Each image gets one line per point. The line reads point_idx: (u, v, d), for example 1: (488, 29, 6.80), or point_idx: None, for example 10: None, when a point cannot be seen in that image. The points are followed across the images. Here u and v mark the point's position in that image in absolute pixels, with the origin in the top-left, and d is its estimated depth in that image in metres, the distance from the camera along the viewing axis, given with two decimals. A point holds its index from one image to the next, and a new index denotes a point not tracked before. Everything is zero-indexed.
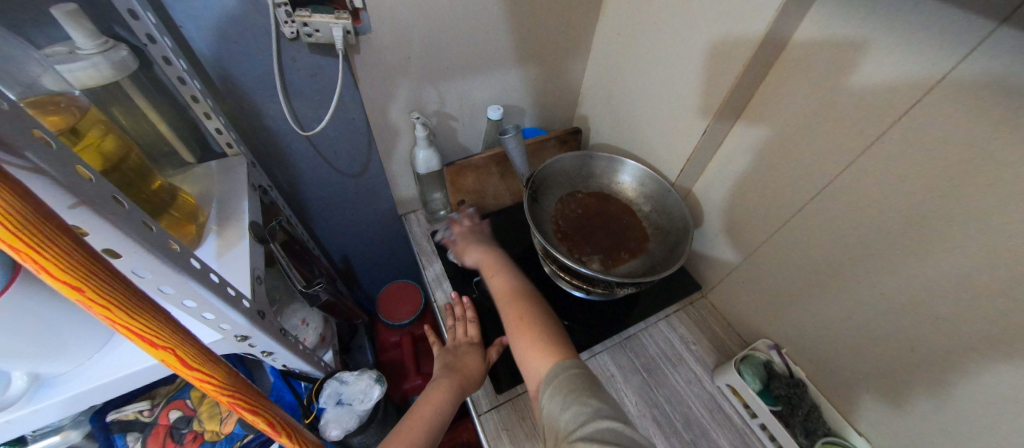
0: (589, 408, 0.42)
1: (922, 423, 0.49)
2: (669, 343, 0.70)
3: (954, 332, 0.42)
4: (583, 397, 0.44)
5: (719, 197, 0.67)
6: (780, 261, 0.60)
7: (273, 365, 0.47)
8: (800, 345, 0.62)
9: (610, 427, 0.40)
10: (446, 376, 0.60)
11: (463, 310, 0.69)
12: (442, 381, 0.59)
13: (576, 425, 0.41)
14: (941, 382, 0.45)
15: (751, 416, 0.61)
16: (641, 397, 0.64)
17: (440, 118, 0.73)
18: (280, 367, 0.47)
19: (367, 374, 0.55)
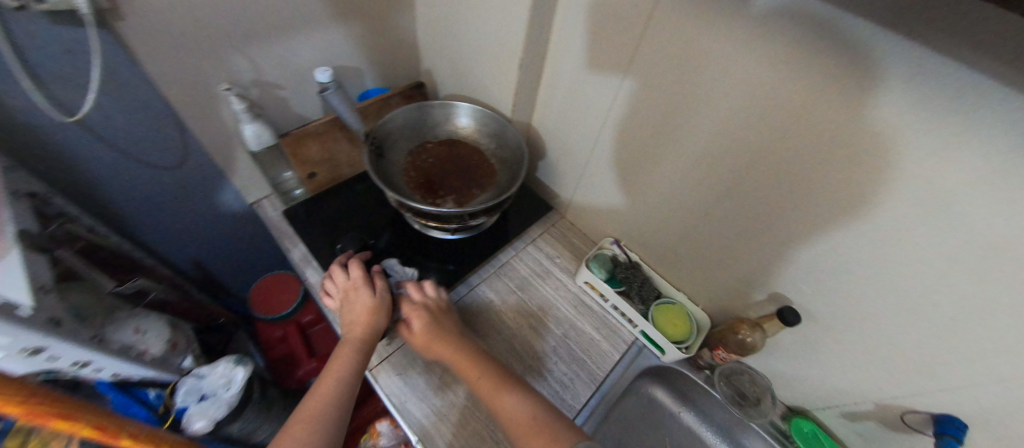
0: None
1: (707, 262, 0.66)
2: (537, 261, 0.80)
3: (712, 188, 0.57)
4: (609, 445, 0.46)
5: (552, 124, 0.76)
6: (605, 167, 0.72)
7: (101, 377, 0.46)
8: (631, 234, 0.76)
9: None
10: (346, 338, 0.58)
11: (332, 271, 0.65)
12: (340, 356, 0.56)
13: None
14: (716, 227, 0.61)
15: (604, 301, 0.74)
16: (517, 312, 0.73)
17: (262, 89, 0.68)
18: (110, 377, 0.46)
19: (222, 363, 0.55)
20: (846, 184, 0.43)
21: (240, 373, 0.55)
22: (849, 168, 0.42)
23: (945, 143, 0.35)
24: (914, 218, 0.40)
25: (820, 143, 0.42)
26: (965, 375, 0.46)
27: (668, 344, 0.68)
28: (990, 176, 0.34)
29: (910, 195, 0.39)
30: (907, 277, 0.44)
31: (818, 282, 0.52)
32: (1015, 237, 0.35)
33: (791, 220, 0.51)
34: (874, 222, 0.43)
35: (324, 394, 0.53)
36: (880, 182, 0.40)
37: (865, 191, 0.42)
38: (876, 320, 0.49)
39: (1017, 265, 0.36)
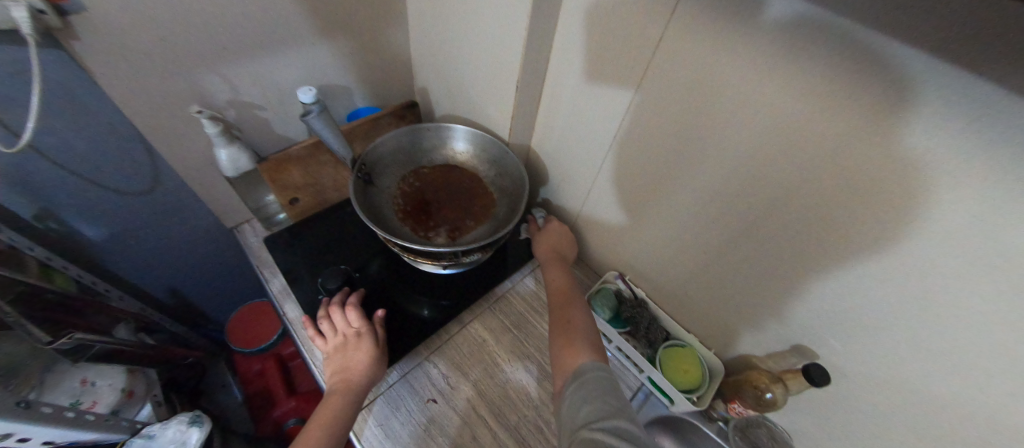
0: (607, 405, 0.47)
1: (722, 306, 0.60)
2: (535, 295, 0.73)
3: (728, 229, 0.52)
4: (605, 396, 0.48)
5: (553, 149, 0.71)
6: (611, 198, 0.67)
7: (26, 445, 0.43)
8: (637, 268, 0.70)
9: (618, 426, 0.44)
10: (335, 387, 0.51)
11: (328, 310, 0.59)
12: (330, 404, 0.49)
13: (593, 415, 0.46)
14: (734, 272, 0.55)
15: (608, 342, 0.67)
16: (513, 353, 0.66)
17: (241, 110, 0.63)
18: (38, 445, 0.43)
19: (173, 425, 0.58)
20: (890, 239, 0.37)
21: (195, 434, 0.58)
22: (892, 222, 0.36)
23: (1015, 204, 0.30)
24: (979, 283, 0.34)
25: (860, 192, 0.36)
26: None
27: (677, 394, 0.61)
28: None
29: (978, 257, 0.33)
30: (957, 348, 0.38)
31: (849, 340, 0.46)
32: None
33: (821, 271, 0.44)
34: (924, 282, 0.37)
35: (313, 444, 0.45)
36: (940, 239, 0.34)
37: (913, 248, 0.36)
38: (918, 389, 0.43)
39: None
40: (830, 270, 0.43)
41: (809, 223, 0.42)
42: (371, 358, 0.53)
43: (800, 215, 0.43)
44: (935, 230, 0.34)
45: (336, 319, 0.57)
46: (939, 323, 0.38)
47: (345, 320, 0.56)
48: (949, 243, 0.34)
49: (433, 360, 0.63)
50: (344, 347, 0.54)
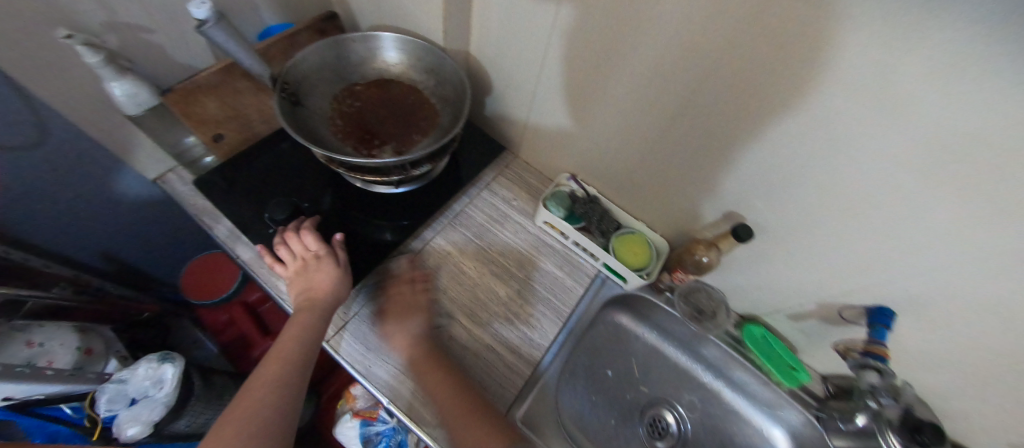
0: None
1: (663, 188, 0.65)
2: (493, 206, 0.76)
3: (667, 111, 0.54)
4: None
5: (491, 52, 0.67)
6: (558, 98, 0.66)
7: None
8: (587, 166, 0.73)
9: None
10: (302, 305, 0.52)
11: (285, 237, 0.58)
12: (298, 318, 0.51)
13: None
14: (674, 152, 0.58)
15: (565, 238, 0.73)
16: (477, 260, 0.70)
17: (121, 35, 0.54)
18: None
19: (142, 366, 0.58)
20: (799, 96, 0.40)
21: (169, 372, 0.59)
22: (803, 76, 0.39)
23: (888, 56, 0.33)
24: (870, 129, 0.38)
25: (776, 53, 0.38)
26: (895, 270, 0.49)
27: (629, 273, 0.69)
28: (932, 88, 0.32)
29: (870, 106, 0.36)
30: (852, 188, 0.44)
31: (768, 197, 0.53)
32: (954, 146, 0.34)
33: (744, 135, 0.49)
34: (828, 134, 0.41)
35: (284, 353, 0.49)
36: (839, 93, 0.37)
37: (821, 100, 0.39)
38: (823, 227, 0.51)
39: (956, 173, 0.36)
40: (750, 132, 0.48)
41: (733, 91, 0.45)
42: (334, 278, 0.54)
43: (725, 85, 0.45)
44: (833, 83, 0.37)
45: (295, 244, 0.57)
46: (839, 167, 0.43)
47: (302, 244, 0.56)
48: (844, 95, 0.37)
49: (401, 276, 0.66)
50: (305, 268, 0.55)
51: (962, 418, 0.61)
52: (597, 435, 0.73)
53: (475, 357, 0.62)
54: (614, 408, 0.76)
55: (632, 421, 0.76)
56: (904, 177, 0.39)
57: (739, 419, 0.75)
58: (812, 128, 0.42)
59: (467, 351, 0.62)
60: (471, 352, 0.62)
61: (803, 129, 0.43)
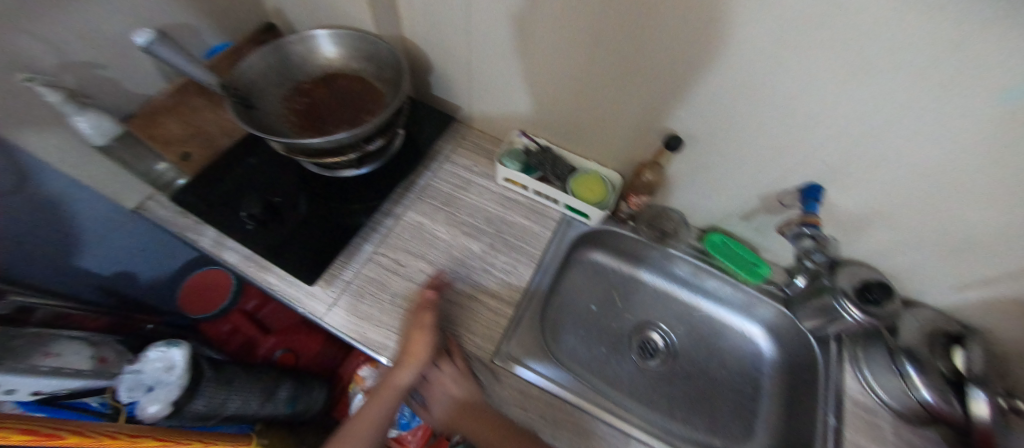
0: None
1: (601, 122, 0.70)
2: (455, 175, 0.81)
3: (581, 47, 0.59)
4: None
5: (421, 29, 0.72)
6: (490, 61, 0.71)
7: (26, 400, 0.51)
8: (532, 119, 0.78)
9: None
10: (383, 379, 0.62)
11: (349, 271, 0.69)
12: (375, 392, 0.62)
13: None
14: (602, 84, 0.64)
15: (527, 190, 0.78)
16: (449, 224, 0.75)
17: (75, 72, 0.58)
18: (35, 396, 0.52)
19: (153, 351, 0.57)
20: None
21: (178, 353, 0.57)
22: None
23: None
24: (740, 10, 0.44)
25: None
26: (807, 141, 0.55)
27: (589, 208, 0.74)
28: None
29: None
30: (750, 73, 0.50)
31: (686, 103, 0.58)
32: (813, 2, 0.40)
33: (649, 51, 0.54)
34: (710, 26, 0.47)
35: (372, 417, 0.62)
36: None
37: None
38: (740, 118, 0.56)
39: (819, 28, 0.42)
40: (651, 47, 0.53)
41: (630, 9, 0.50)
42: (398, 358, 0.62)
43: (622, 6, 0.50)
44: None
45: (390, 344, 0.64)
46: (736, 56, 0.49)
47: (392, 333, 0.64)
48: None
49: (382, 251, 0.71)
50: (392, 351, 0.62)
51: (910, 272, 0.66)
52: (595, 367, 0.77)
53: (460, 308, 0.67)
54: (607, 341, 0.80)
55: (628, 350, 0.79)
56: (780, 51, 0.46)
57: (722, 328, 0.81)
58: (698, 27, 0.48)
59: (451, 304, 0.67)
60: (454, 306, 0.67)
61: (691, 30, 0.49)
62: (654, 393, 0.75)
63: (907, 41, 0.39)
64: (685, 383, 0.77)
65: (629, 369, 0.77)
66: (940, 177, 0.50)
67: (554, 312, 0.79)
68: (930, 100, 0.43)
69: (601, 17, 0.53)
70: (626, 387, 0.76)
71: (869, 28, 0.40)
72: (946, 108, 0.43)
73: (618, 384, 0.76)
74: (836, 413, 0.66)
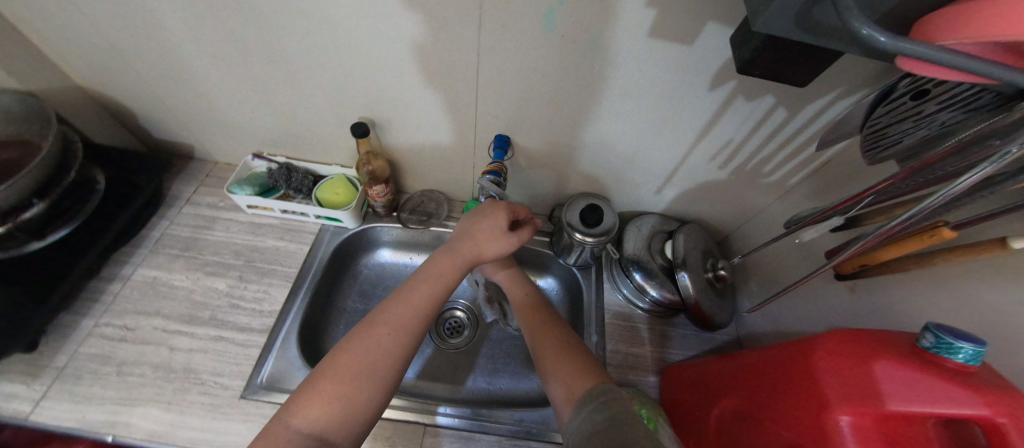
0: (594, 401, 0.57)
1: (315, 129, 0.71)
2: (197, 216, 0.76)
3: (236, 59, 0.60)
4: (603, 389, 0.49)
5: (91, 83, 0.68)
6: (177, 95, 0.68)
7: None
8: (259, 141, 0.76)
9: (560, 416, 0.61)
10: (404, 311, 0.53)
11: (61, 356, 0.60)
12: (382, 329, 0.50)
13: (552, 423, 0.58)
14: (284, 92, 0.64)
15: (275, 211, 0.76)
16: (190, 269, 0.70)
17: None
18: None
19: None
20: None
21: None
22: None
23: None
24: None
25: None
26: (465, 98, 0.60)
27: (334, 212, 0.74)
28: None
29: None
30: (376, 46, 0.55)
31: (358, 89, 0.62)
32: None
33: (291, 48, 0.57)
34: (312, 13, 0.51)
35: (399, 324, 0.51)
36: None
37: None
38: (405, 92, 0.61)
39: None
40: (287, 42, 0.56)
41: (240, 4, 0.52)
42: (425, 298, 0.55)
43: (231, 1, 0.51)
44: None
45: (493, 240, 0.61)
46: (358, 33, 0.53)
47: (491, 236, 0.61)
48: None
49: (105, 320, 0.64)
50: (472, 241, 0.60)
51: (620, 189, 0.75)
52: None
53: (204, 352, 0.62)
54: None
55: (428, 334, 0.79)
56: (379, 22, 0.51)
57: None
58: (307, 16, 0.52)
59: (192, 353, 0.62)
60: (197, 353, 0.62)
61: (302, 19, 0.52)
62: (457, 368, 0.76)
63: None
64: (487, 348, 0.79)
65: (430, 353, 0.77)
66: (573, 103, 0.59)
67: (341, 324, 0.76)
68: (508, 37, 0.51)
69: (225, 18, 0.54)
70: (428, 372, 0.75)
71: None
72: (520, 38, 0.51)
73: (420, 372, 0.75)
74: (598, 329, 0.73)
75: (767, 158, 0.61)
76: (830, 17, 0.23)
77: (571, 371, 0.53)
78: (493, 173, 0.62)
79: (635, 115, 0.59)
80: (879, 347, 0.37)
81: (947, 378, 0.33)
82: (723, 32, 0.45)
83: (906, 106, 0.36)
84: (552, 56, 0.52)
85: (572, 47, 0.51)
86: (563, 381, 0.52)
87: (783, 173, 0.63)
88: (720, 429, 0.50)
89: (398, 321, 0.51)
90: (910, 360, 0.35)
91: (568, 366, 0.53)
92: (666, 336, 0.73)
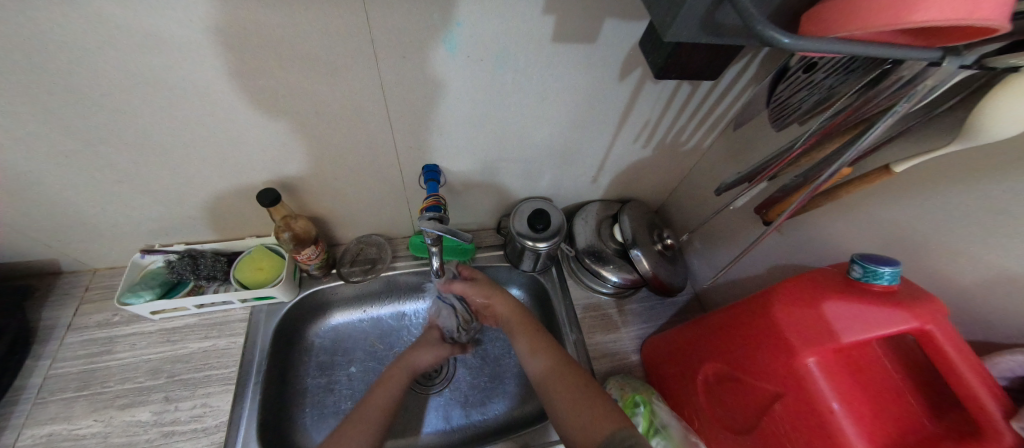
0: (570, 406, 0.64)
1: (212, 206, 0.62)
2: (90, 341, 0.63)
3: (89, 153, 0.49)
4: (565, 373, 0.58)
5: None
6: (16, 211, 0.55)
7: None
8: (146, 235, 0.65)
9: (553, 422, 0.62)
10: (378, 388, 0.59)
11: None
12: (360, 412, 0.55)
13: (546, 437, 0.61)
14: (162, 175, 0.55)
15: (189, 308, 0.65)
16: (97, 408, 0.58)
17: None
18: None
19: None
20: (109, 71, 0.41)
21: None
22: (80, 55, 0.39)
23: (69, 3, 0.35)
24: (178, 61, 0.41)
25: (26, 52, 0.38)
26: (380, 138, 0.56)
27: (262, 291, 0.65)
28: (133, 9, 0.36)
29: (149, 44, 0.39)
30: (263, 106, 0.48)
31: (253, 154, 0.54)
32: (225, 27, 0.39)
33: (157, 126, 0.48)
34: (175, 84, 0.44)
35: (377, 403, 0.57)
36: (117, 47, 0.39)
37: (126, 66, 0.41)
38: (311, 145, 0.55)
39: (259, 47, 0.42)
40: (151, 122, 0.47)
41: (71, 89, 0.42)
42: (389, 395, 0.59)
43: (57, 88, 0.42)
44: (98, 48, 0.39)
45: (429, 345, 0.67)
46: (238, 96, 0.46)
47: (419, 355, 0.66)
48: (118, 49, 0.39)
49: None
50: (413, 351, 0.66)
51: (557, 188, 0.76)
52: None
53: None
54: None
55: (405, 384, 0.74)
56: (260, 79, 0.45)
57: None
58: (168, 89, 0.44)
59: None
60: None
61: (164, 93, 0.44)
62: (447, 410, 0.72)
63: (328, 30, 0.41)
64: (470, 379, 0.76)
65: (414, 405, 0.72)
66: (494, 120, 0.57)
67: (306, 407, 0.68)
68: (411, 68, 0.47)
69: (55, 109, 0.43)
70: (418, 425, 0.70)
71: (287, 36, 0.41)
72: (424, 68, 0.48)
73: (409, 428, 0.70)
74: (574, 327, 0.74)
75: (681, 130, 0.65)
76: (734, 19, 0.24)
77: (557, 381, 0.57)
78: (433, 208, 0.58)
79: (557, 116, 0.59)
80: (821, 287, 0.41)
81: (878, 302, 0.38)
82: (620, 27, 0.46)
83: (801, 78, 0.41)
84: (462, 78, 0.50)
85: (479, 64, 0.48)
86: (584, 440, 0.50)
87: (697, 139, 0.68)
88: (708, 393, 0.53)
89: (373, 403, 0.57)
90: (844, 293, 0.40)
91: (570, 395, 0.55)
92: (636, 313, 0.76)
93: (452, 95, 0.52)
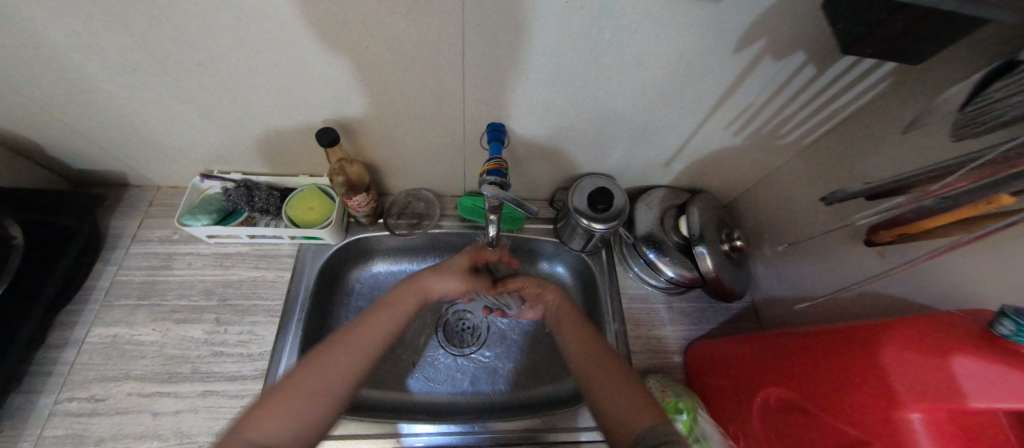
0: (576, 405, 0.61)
1: (270, 139, 0.60)
2: (151, 254, 0.66)
3: (157, 70, 0.48)
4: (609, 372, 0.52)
5: None
6: (90, 121, 0.55)
7: None
8: (206, 160, 0.65)
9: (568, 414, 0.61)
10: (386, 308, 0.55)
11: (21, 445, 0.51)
12: (360, 332, 0.51)
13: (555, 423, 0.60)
14: (226, 102, 0.53)
15: (242, 237, 0.66)
16: (156, 319, 0.61)
17: None
18: None
19: None
20: None
21: None
22: None
23: None
24: None
25: None
26: (448, 88, 0.51)
27: (312, 231, 0.65)
28: None
29: None
30: (332, 39, 0.44)
31: (316, 90, 0.51)
32: None
33: (224, 50, 0.45)
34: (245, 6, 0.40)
35: (381, 327, 0.53)
36: None
37: None
38: (376, 88, 0.51)
39: None
40: (219, 45, 0.44)
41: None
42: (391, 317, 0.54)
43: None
44: None
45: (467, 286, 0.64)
46: (308, 25, 0.42)
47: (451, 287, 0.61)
48: None
49: (68, 395, 0.54)
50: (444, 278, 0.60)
51: (623, 167, 0.69)
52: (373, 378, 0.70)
53: (194, 412, 0.55)
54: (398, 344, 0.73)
55: (437, 343, 0.74)
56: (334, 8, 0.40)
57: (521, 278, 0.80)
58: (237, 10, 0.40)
59: (181, 415, 0.55)
60: (185, 413, 0.55)
61: (233, 14, 0.41)
62: (473, 375, 0.72)
63: None
64: (501, 349, 0.74)
65: (441, 364, 0.72)
66: (575, 82, 0.51)
67: None
68: (498, 12, 0.41)
69: (127, 19, 0.41)
70: (444, 385, 0.71)
71: None
72: (512, 13, 0.41)
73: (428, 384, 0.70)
74: (618, 317, 0.70)
75: (786, 120, 0.56)
76: None
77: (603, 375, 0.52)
78: (495, 172, 0.54)
79: (646, 86, 0.51)
80: (957, 337, 0.34)
81: None
82: None
83: None
84: (551, 29, 0.43)
85: (575, 15, 0.41)
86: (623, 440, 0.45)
87: (799, 134, 0.59)
88: (764, 417, 0.49)
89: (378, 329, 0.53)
90: (987, 349, 0.32)
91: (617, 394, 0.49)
92: (686, 313, 0.71)
93: (536, 48, 0.46)
